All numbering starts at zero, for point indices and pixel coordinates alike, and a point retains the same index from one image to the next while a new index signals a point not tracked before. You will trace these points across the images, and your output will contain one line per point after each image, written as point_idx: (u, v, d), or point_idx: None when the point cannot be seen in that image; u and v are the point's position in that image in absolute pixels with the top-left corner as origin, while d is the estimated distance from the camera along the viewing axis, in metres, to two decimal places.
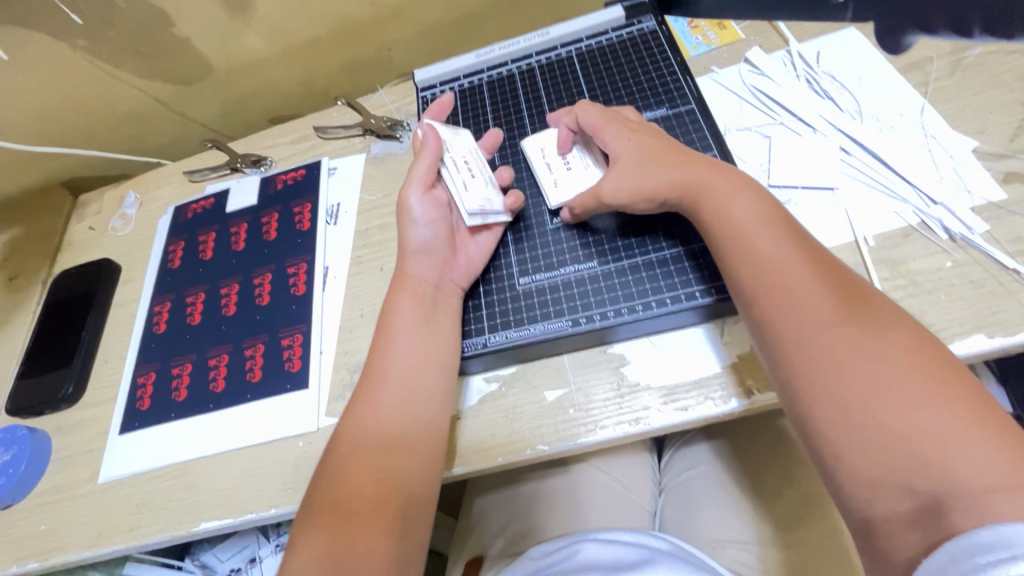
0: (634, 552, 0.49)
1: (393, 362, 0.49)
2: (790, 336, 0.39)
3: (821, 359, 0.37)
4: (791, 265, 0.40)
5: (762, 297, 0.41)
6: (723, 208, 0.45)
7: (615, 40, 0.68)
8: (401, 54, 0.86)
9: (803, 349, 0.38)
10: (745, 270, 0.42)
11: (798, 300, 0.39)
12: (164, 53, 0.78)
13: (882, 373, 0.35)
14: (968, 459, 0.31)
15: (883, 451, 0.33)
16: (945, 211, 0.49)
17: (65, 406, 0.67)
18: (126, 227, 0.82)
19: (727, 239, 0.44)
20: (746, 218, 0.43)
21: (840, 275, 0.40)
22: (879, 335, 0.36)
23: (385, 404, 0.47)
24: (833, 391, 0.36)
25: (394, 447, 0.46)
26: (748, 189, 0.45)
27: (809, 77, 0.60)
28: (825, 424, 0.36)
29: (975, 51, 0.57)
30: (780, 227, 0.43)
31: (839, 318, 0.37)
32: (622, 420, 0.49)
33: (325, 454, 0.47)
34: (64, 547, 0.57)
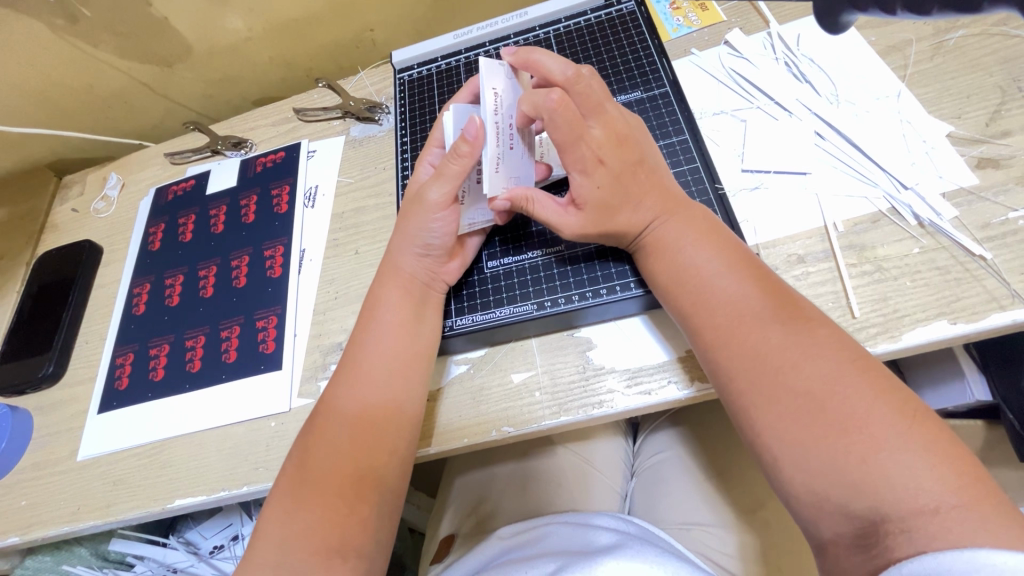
0: (601, 533, 0.50)
1: (372, 355, 0.48)
2: (740, 357, 0.39)
3: (769, 374, 0.38)
4: (743, 307, 0.40)
5: (714, 343, 0.41)
6: (678, 252, 0.45)
7: (594, 21, 0.67)
8: (383, 36, 0.85)
9: (752, 359, 0.39)
10: (697, 314, 0.42)
11: (746, 344, 0.39)
12: (143, 34, 0.77)
13: (826, 392, 0.35)
14: (901, 479, 0.32)
15: (821, 464, 0.34)
16: (915, 197, 0.49)
17: (46, 386, 0.68)
18: (108, 209, 0.82)
19: (678, 284, 0.44)
20: (695, 260, 0.44)
21: (787, 312, 0.40)
22: (819, 343, 0.38)
23: (365, 395, 0.46)
24: (779, 407, 0.36)
25: (379, 443, 0.45)
26: (702, 228, 0.45)
27: (788, 60, 0.59)
28: (773, 424, 0.36)
29: (957, 33, 0.55)
30: (736, 264, 0.43)
31: (789, 337, 0.38)
32: (586, 403, 0.49)
33: (302, 439, 0.46)
34: (42, 522, 0.58)
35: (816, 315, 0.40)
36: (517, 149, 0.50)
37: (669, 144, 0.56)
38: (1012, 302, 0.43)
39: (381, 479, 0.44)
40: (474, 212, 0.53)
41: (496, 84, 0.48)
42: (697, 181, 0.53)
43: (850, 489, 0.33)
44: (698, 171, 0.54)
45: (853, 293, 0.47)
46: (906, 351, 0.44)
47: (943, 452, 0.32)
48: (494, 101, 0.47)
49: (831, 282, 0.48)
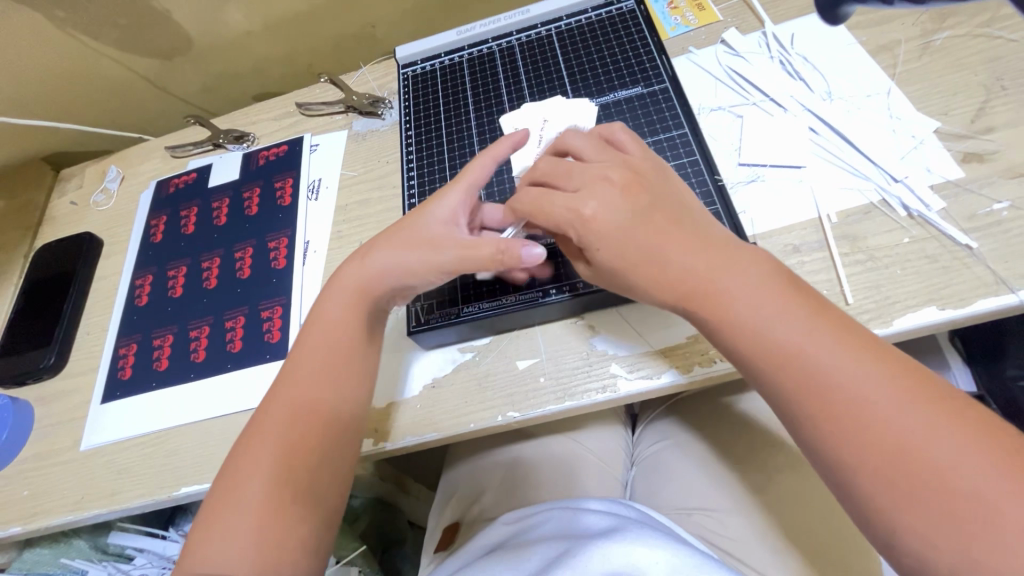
0: (605, 518, 0.50)
1: (314, 355, 0.48)
2: (826, 431, 0.35)
3: (871, 437, 0.34)
4: (797, 342, 0.37)
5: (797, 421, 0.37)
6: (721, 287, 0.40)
7: (594, 20, 0.68)
8: (385, 32, 0.86)
9: (823, 415, 0.35)
10: (775, 390, 0.38)
11: (836, 425, 0.35)
12: (147, 28, 0.78)
13: (941, 455, 0.32)
14: (1020, 549, 0.29)
15: (937, 531, 0.31)
16: (905, 189, 0.51)
17: (47, 376, 0.68)
18: (109, 202, 0.82)
19: (752, 356, 0.39)
20: (767, 327, 0.38)
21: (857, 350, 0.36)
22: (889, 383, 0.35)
23: (306, 393, 0.47)
24: (886, 468, 0.33)
25: (309, 447, 0.45)
26: (760, 275, 0.40)
27: (782, 59, 0.61)
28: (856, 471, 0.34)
29: (943, 34, 0.58)
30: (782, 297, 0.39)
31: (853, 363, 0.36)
32: (590, 387, 0.50)
33: (239, 446, 0.46)
34: (45, 511, 0.58)
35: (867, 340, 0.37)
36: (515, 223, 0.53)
37: (668, 138, 0.58)
38: (998, 288, 0.45)
39: (314, 483, 0.44)
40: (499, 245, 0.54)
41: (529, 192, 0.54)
42: (698, 173, 0.54)
43: (973, 567, 0.30)
44: (698, 164, 0.55)
45: (847, 281, 0.49)
46: (897, 336, 0.46)
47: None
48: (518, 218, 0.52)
49: (826, 270, 0.49)
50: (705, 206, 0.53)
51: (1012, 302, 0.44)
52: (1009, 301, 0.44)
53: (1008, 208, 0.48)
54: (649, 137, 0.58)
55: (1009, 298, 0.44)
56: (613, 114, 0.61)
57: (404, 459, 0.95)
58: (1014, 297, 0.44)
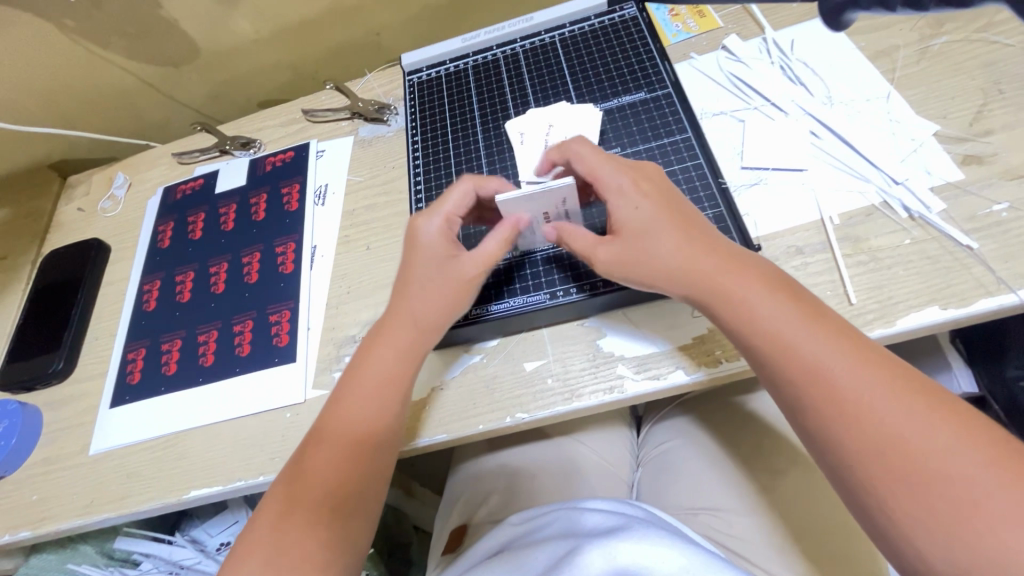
0: (610, 518, 0.50)
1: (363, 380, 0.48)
2: (832, 422, 0.37)
3: (873, 427, 0.36)
4: (824, 364, 0.38)
5: (803, 414, 0.39)
6: (747, 312, 0.42)
7: (597, 27, 0.69)
8: (389, 39, 0.88)
9: (862, 446, 0.36)
10: (783, 384, 0.40)
11: (841, 416, 0.37)
12: (154, 36, 0.79)
13: (936, 444, 0.34)
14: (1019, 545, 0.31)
15: (936, 516, 0.33)
16: (906, 191, 0.52)
17: (56, 381, 0.68)
18: (116, 208, 0.83)
19: (761, 353, 0.41)
20: (778, 325, 0.40)
21: (886, 370, 0.38)
22: (915, 404, 0.36)
23: (352, 419, 0.47)
24: (885, 457, 0.35)
25: (350, 478, 0.46)
26: (790, 299, 0.42)
27: (783, 64, 0.62)
28: (884, 500, 0.35)
29: (941, 40, 0.59)
30: (810, 320, 0.40)
31: (879, 387, 0.37)
32: (597, 388, 0.51)
33: (296, 458, 0.47)
34: (55, 515, 0.59)
35: (896, 361, 0.38)
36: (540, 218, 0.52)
37: (671, 142, 0.58)
38: (999, 288, 0.46)
39: (350, 512, 0.45)
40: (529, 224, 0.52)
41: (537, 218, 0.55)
42: (702, 176, 0.55)
43: (968, 552, 0.32)
44: (701, 167, 0.56)
45: (850, 282, 0.49)
46: (900, 336, 0.47)
47: None
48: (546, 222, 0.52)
49: (830, 271, 0.50)
50: (708, 209, 0.54)
51: (1013, 302, 0.45)
52: (1010, 301, 0.45)
53: (1007, 210, 0.49)
54: (653, 142, 0.59)
55: (1010, 298, 0.45)
56: (617, 119, 0.62)
57: (408, 462, 0.95)
58: (1015, 297, 0.45)
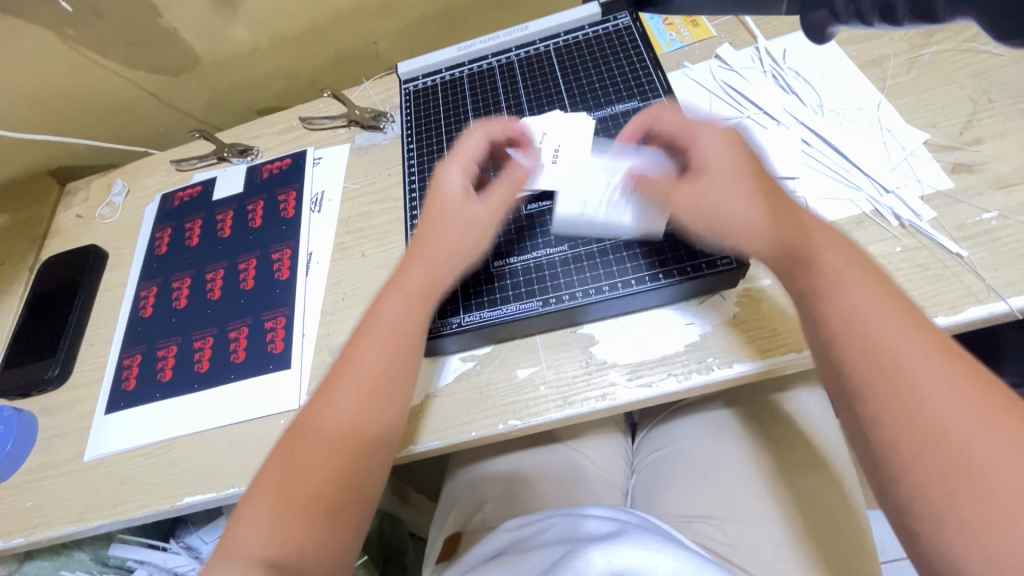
0: (603, 525, 0.50)
1: (357, 370, 0.49)
2: (887, 382, 0.36)
3: (939, 401, 0.34)
4: (902, 351, 0.37)
5: (852, 366, 0.38)
6: (819, 289, 0.40)
7: (591, 36, 0.69)
8: (386, 48, 0.88)
9: (918, 435, 0.34)
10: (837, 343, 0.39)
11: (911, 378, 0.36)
12: (153, 44, 0.80)
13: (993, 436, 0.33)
14: None
15: (957, 489, 0.32)
16: (897, 200, 0.52)
17: (51, 388, 0.68)
18: (114, 215, 0.83)
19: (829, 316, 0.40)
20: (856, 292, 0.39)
21: (977, 379, 0.35)
22: (1001, 418, 0.33)
23: (342, 410, 0.47)
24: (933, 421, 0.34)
25: (351, 467, 0.46)
26: (877, 289, 0.39)
27: (774, 73, 0.63)
28: (921, 493, 0.33)
29: (931, 49, 0.60)
30: (899, 313, 0.38)
31: (962, 389, 0.34)
32: (589, 396, 0.51)
33: (286, 451, 0.46)
34: (48, 522, 0.59)
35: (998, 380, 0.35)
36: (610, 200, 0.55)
37: None
38: (988, 296, 0.46)
39: (350, 499, 0.45)
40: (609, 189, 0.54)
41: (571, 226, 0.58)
42: None
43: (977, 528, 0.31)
44: None
45: None
46: None
47: None
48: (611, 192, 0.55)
49: None
50: None
51: (1002, 310, 0.45)
52: (999, 308, 0.45)
53: (997, 218, 0.49)
54: None
55: (1000, 306, 0.45)
56: (611, 128, 0.62)
57: (403, 469, 0.95)
58: (1004, 305, 0.45)
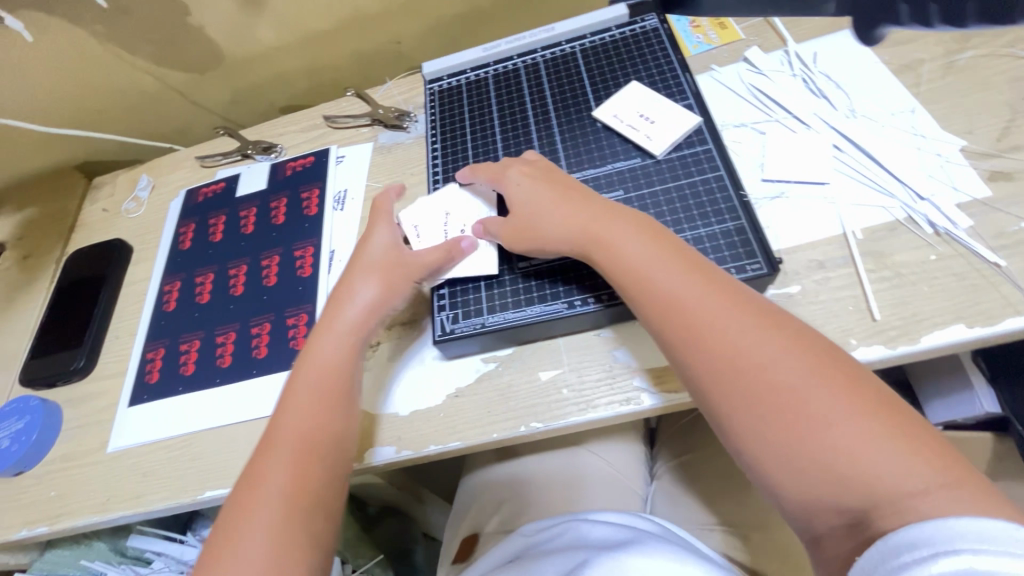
0: (619, 531, 0.50)
1: (298, 386, 0.50)
2: (693, 349, 0.40)
3: (733, 354, 0.38)
4: (720, 338, 0.39)
5: (669, 348, 0.42)
6: (654, 285, 0.43)
7: (618, 37, 0.69)
8: (410, 48, 0.89)
9: (758, 413, 0.37)
10: (651, 325, 0.43)
11: (701, 352, 0.40)
12: (180, 42, 0.81)
13: (781, 374, 0.37)
14: (909, 495, 0.31)
15: (775, 436, 0.36)
16: (931, 207, 0.51)
17: (77, 379, 0.69)
18: (139, 210, 0.84)
19: (631, 298, 0.45)
20: (645, 266, 0.44)
21: (791, 340, 0.38)
22: (809, 375, 0.36)
23: (289, 422, 0.47)
24: (736, 384, 0.38)
25: (315, 474, 0.45)
26: (695, 276, 0.43)
27: (805, 76, 0.62)
28: (777, 476, 0.35)
29: (967, 54, 0.58)
30: (722, 298, 0.41)
31: (774, 355, 0.38)
32: (612, 400, 0.50)
33: (244, 473, 0.46)
34: (72, 512, 0.59)
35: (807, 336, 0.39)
36: (649, 118, 0.60)
37: (692, 153, 0.57)
38: None
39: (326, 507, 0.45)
40: (648, 130, 0.59)
41: (621, 110, 0.62)
42: (723, 188, 0.54)
43: (800, 464, 0.34)
44: (723, 178, 0.55)
45: (873, 297, 0.48)
46: (926, 354, 0.46)
47: (926, 451, 0.32)
48: (655, 141, 0.58)
49: (852, 286, 0.49)
50: (730, 221, 0.53)
51: (1019, 326, 0.44)
52: (1016, 324, 0.44)
53: None
54: (673, 150, 0.58)
55: (1017, 322, 0.44)
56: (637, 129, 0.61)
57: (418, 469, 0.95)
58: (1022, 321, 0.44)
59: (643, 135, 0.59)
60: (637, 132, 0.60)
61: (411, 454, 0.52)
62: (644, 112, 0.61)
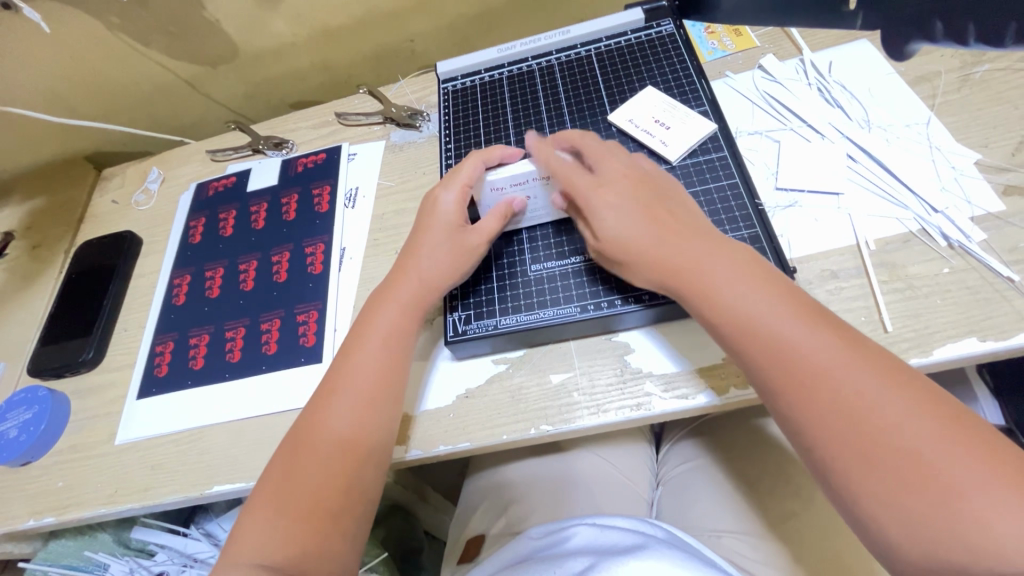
0: (626, 536, 0.50)
1: (355, 381, 0.49)
2: (795, 391, 0.39)
3: (837, 399, 0.37)
4: (826, 383, 0.38)
5: (768, 387, 0.41)
6: (754, 323, 0.42)
7: (634, 42, 0.69)
8: (423, 47, 0.89)
9: (862, 459, 0.36)
10: (751, 363, 0.41)
11: (810, 398, 0.38)
12: (194, 35, 0.81)
13: (907, 432, 0.35)
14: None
15: (894, 495, 0.35)
16: (945, 220, 0.51)
17: (85, 370, 0.69)
18: (149, 202, 0.84)
19: (733, 339, 0.42)
20: (743, 302, 0.42)
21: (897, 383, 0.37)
22: (920, 423, 0.35)
23: (340, 416, 0.47)
24: (849, 432, 0.37)
25: (344, 477, 0.46)
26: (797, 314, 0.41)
27: (820, 86, 0.62)
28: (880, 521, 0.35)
29: (983, 67, 0.58)
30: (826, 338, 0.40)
31: (884, 399, 0.37)
32: (623, 405, 0.51)
33: (280, 455, 0.47)
34: (80, 503, 0.59)
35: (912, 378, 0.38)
36: (664, 124, 0.60)
37: (707, 160, 0.58)
38: None
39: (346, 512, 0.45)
40: (662, 136, 0.59)
41: (636, 115, 0.62)
42: (738, 196, 0.54)
43: (909, 515, 0.34)
44: (737, 186, 0.55)
45: (886, 308, 0.49)
46: (937, 366, 0.46)
47: None
48: (669, 148, 0.58)
49: (865, 297, 0.50)
50: (744, 229, 0.53)
51: None
52: None
53: None
54: (688, 157, 0.58)
55: None
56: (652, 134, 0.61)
57: (422, 468, 0.95)
58: None
59: (657, 141, 0.59)
60: (651, 137, 0.60)
61: (420, 455, 0.52)
62: (659, 117, 0.61)
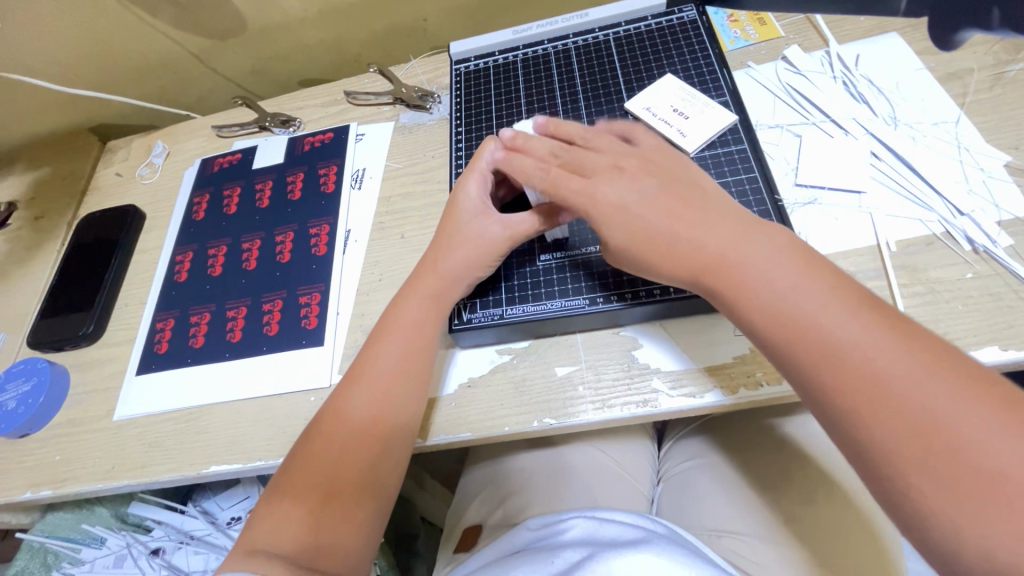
0: (628, 531, 0.49)
1: (376, 372, 0.48)
2: (837, 397, 0.35)
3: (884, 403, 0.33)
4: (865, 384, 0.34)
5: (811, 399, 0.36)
6: (784, 327, 0.38)
7: (654, 28, 0.67)
8: (435, 26, 0.86)
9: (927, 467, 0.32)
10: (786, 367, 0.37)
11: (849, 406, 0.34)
12: (202, 7, 0.79)
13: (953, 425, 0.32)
14: None
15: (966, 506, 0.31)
16: (971, 223, 0.49)
17: (84, 344, 0.69)
18: (153, 176, 0.83)
19: (769, 345, 0.38)
20: (771, 297, 0.38)
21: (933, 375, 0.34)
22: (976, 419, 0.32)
23: (359, 405, 0.47)
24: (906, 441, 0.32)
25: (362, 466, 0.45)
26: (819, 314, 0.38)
27: (845, 79, 0.60)
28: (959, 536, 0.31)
29: (1016, 66, 0.56)
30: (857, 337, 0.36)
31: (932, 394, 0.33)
32: (629, 401, 0.49)
33: (300, 443, 0.47)
34: (77, 477, 0.59)
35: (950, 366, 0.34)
36: (683, 114, 0.58)
37: (726, 152, 0.56)
38: None
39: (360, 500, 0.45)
40: (680, 127, 0.57)
41: (654, 104, 0.60)
42: (756, 191, 0.53)
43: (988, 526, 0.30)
44: (756, 181, 0.53)
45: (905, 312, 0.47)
46: None
47: None
48: (687, 138, 0.57)
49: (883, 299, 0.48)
50: None
51: None
52: None
53: None
54: (706, 149, 0.56)
55: None
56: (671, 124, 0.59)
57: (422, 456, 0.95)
58: None
59: (675, 131, 0.57)
60: (669, 126, 0.58)
61: (419, 442, 0.51)
62: (677, 106, 0.59)
